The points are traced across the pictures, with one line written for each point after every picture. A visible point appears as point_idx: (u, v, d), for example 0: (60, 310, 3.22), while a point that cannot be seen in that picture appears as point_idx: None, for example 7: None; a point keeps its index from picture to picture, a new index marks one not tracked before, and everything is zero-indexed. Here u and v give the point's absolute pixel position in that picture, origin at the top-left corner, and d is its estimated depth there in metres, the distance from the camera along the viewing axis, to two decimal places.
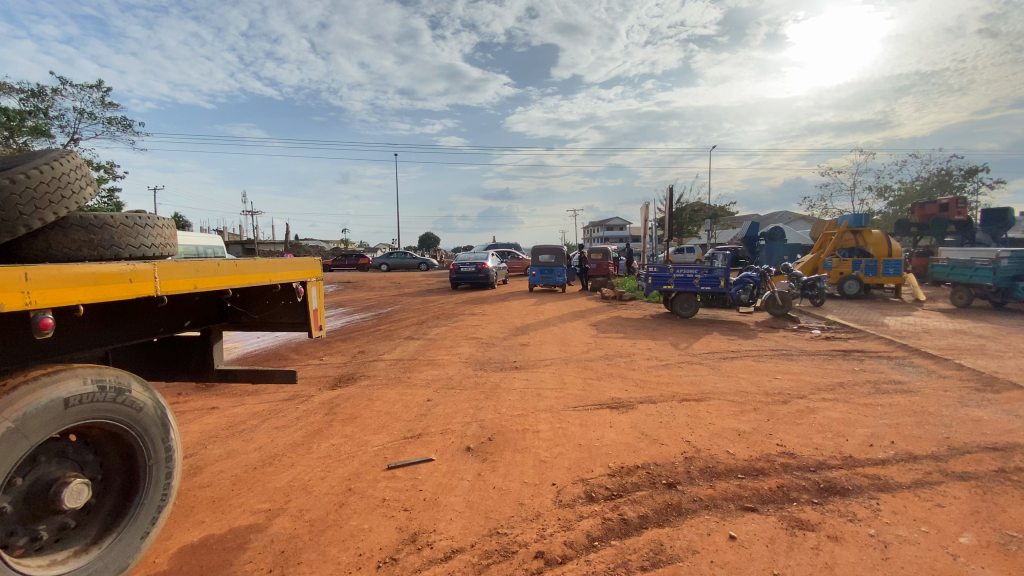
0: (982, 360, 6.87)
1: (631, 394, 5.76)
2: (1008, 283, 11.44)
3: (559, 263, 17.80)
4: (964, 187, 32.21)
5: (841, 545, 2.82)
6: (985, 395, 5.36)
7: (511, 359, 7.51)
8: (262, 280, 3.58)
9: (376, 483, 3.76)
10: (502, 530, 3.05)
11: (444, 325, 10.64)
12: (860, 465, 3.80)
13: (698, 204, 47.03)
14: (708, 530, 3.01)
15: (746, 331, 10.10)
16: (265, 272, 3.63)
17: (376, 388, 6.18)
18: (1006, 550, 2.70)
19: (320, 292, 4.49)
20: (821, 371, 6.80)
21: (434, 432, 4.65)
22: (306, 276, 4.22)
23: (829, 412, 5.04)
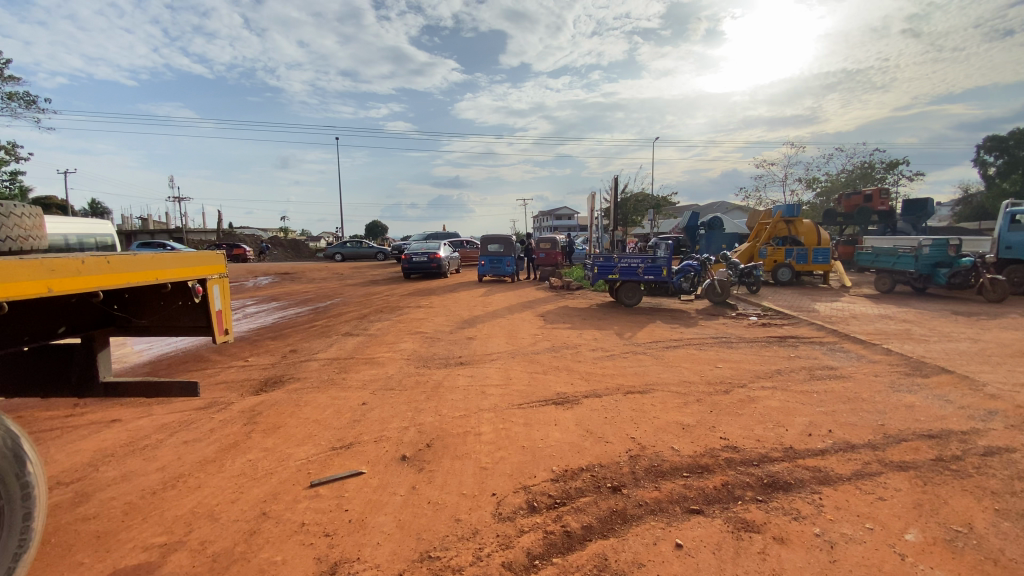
0: (905, 344, 7.26)
1: (578, 388, 5.60)
2: (929, 269, 12.23)
3: (508, 252, 17.53)
4: (883, 179, 34.71)
5: (787, 548, 2.74)
6: (914, 380, 5.60)
7: (455, 354, 7.19)
8: (147, 278, 3.19)
9: (296, 505, 3.35)
10: (434, 554, 2.77)
11: (387, 318, 10.14)
12: (800, 457, 3.79)
13: (643, 194, 48.15)
14: (654, 539, 2.86)
15: (688, 319, 10.28)
16: (150, 269, 3.24)
17: (306, 391, 5.68)
18: (952, 548, 2.69)
19: (223, 292, 4.47)
20: (759, 358, 6.95)
21: (366, 440, 4.27)
22: (206, 275, 4.11)
23: (768, 400, 5.09)
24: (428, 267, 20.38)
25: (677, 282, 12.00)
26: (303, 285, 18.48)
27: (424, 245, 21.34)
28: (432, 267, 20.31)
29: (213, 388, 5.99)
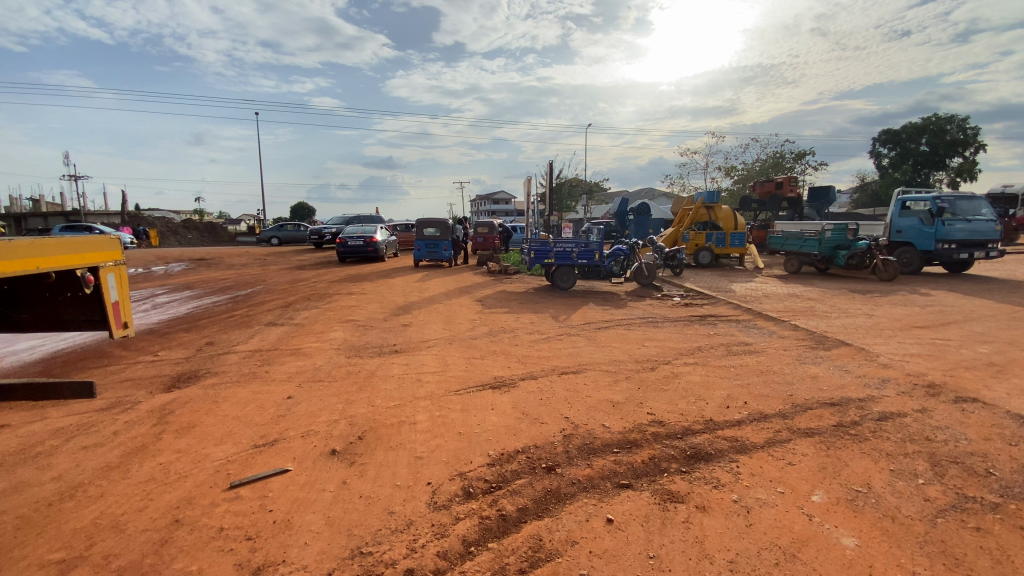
0: (810, 320, 7.95)
1: (514, 372, 5.63)
2: (830, 252, 13.41)
3: (443, 237, 17.22)
4: (792, 169, 37.61)
5: (709, 515, 2.92)
6: (818, 353, 6.15)
7: (389, 342, 6.98)
8: (33, 265, 3.41)
9: (214, 509, 3.11)
10: (367, 549, 2.67)
11: (315, 306, 9.65)
12: (720, 428, 4.04)
13: (576, 179, 49.02)
14: (586, 516, 2.93)
15: (618, 301, 10.64)
16: (37, 256, 3.46)
17: (225, 386, 5.28)
18: (852, 506, 2.98)
19: (118, 280, 4.42)
20: (683, 336, 7.34)
21: (292, 436, 4.03)
22: (91, 261, 4.06)
23: (690, 376, 5.39)
24: (364, 250, 19.77)
25: (608, 266, 12.39)
26: (221, 271, 17.17)
27: (359, 228, 20.59)
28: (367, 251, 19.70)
29: (116, 387, 5.42)
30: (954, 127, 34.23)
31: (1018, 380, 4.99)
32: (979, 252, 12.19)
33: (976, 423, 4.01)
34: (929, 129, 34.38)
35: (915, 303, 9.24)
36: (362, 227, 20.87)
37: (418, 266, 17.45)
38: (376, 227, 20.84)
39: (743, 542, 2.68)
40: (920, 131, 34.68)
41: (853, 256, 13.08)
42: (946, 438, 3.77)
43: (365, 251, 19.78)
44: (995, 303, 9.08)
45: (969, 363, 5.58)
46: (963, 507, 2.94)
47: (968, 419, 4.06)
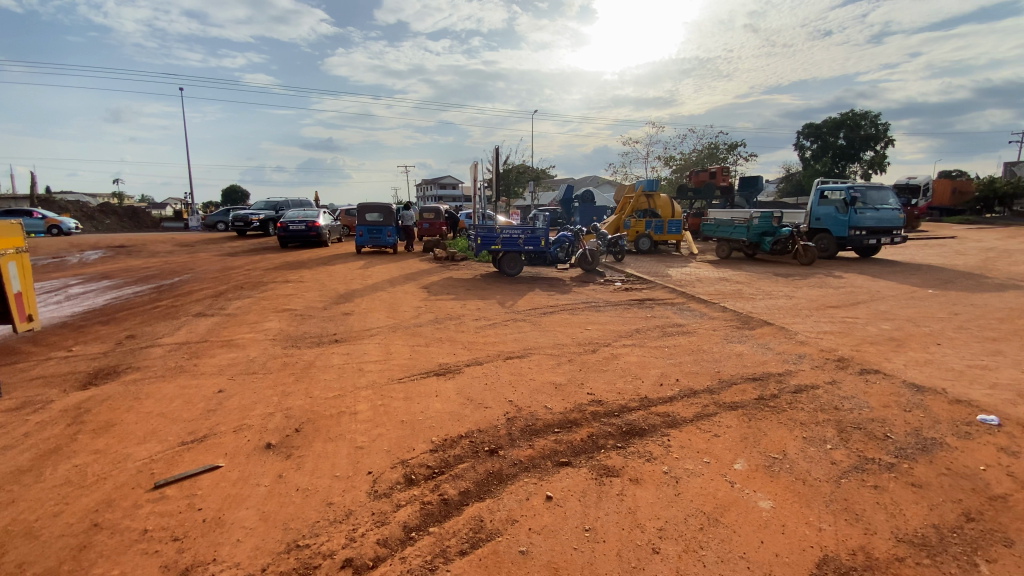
0: (738, 302, 8.47)
1: (459, 358, 5.63)
2: (757, 238, 14.28)
3: (387, 223, 16.79)
4: (725, 159, 39.52)
5: (641, 487, 3.07)
6: (743, 332, 6.58)
7: (330, 331, 6.77)
8: None
9: (137, 510, 2.92)
10: (304, 542, 2.61)
11: (250, 295, 9.18)
12: (654, 404, 4.25)
13: (522, 165, 49.12)
14: (526, 495, 3.01)
15: (562, 286, 10.85)
16: None
17: (148, 381, 4.93)
18: (768, 471, 3.23)
19: (20, 267, 4.49)
20: (622, 319, 7.62)
21: (224, 431, 3.84)
22: None
23: (628, 356, 5.62)
24: (307, 236, 19.18)
25: (554, 253, 12.60)
26: (144, 259, 15.92)
27: (300, 214, 19.81)
28: (311, 236, 19.16)
29: (22, 385, 4.93)
30: (868, 122, 37.09)
31: (913, 353, 5.57)
32: (885, 238, 13.38)
33: (877, 392, 4.45)
34: (847, 124, 37.09)
35: (831, 285, 10.05)
36: (303, 211, 20.17)
37: (361, 252, 16.94)
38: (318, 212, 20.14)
39: (672, 510, 2.84)
40: (838, 125, 37.31)
41: (777, 242, 13.99)
42: (852, 406, 4.15)
43: (309, 236, 19.18)
44: (898, 284, 10.04)
45: (874, 338, 6.16)
46: (864, 467, 3.26)
47: (871, 389, 4.49)
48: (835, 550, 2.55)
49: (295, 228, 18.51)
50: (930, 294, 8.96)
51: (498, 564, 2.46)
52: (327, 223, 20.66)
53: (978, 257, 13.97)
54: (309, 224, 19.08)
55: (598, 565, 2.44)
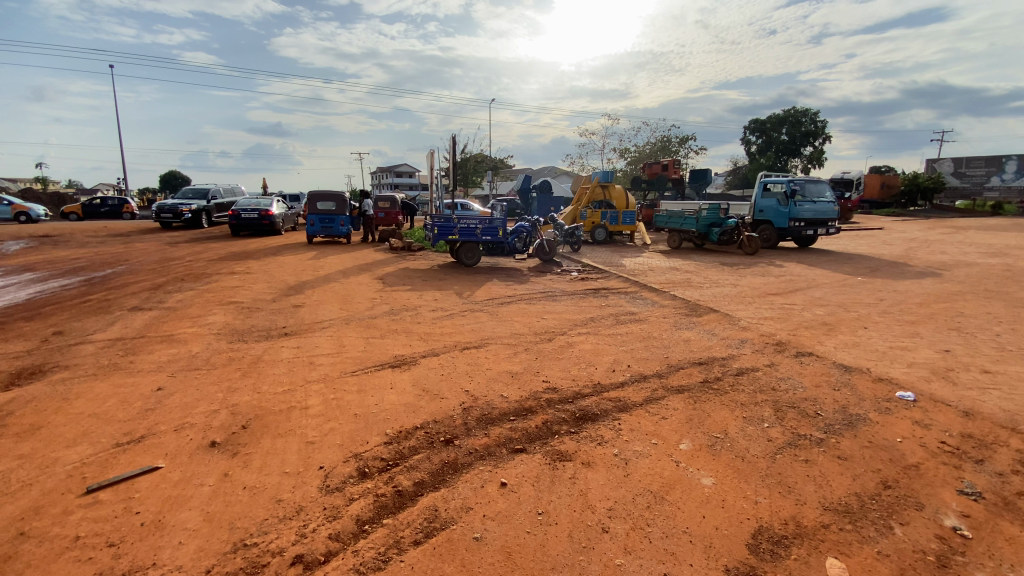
0: (687, 290, 8.81)
1: (415, 349, 5.59)
2: (706, 229, 14.83)
3: (340, 212, 16.29)
4: (677, 152, 40.72)
5: (593, 469, 3.17)
6: (691, 319, 6.87)
7: (279, 324, 6.54)
8: None
9: (67, 517, 2.75)
10: (251, 540, 2.54)
11: (192, 287, 8.71)
12: (606, 390, 4.37)
13: (479, 154, 48.76)
14: (481, 483, 3.04)
15: (520, 276, 10.91)
16: None
17: (78, 380, 4.61)
18: (711, 450, 3.40)
19: None
20: (577, 307, 7.77)
21: (164, 430, 3.66)
22: None
23: (583, 344, 5.75)
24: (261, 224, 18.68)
25: (511, 243, 12.63)
26: (72, 249, 14.79)
27: (254, 201, 19.28)
28: (264, 224, 18.68)
29: None
30: (808, 119, 39.06)
31: (843, 336, 5.99)
32: (821, 229, 14.24)
33: (811, 373, 4.77)
34: (789, 120, 38.95)
35: (772, 273, 10.60)
36: (254, 198, 19.55)
37: (312, 242, 16.33)
38: (273, 201, 19.60)
39: (621, 490, 2.95)
40: (781, 121, 39.11)
41: (724, 233, 14.60)
42: (788, 387, 4.43)
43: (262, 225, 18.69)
44: (831, 272, 10.72)
45: (809, 323, 6.57)
46: (797, 443, 3.49)
47: (805, 371, 4.80)
48: (769, 520, 2.73)
49: (247, 217, 18.23)
50: (860, 281, 9.63)
51: (453, 552, 2.48)
52: (279, 211, 19.96)
53: (902, 246, 15.10)
54: (263, 212, 18.63)
55: (550, 546, 2.51)
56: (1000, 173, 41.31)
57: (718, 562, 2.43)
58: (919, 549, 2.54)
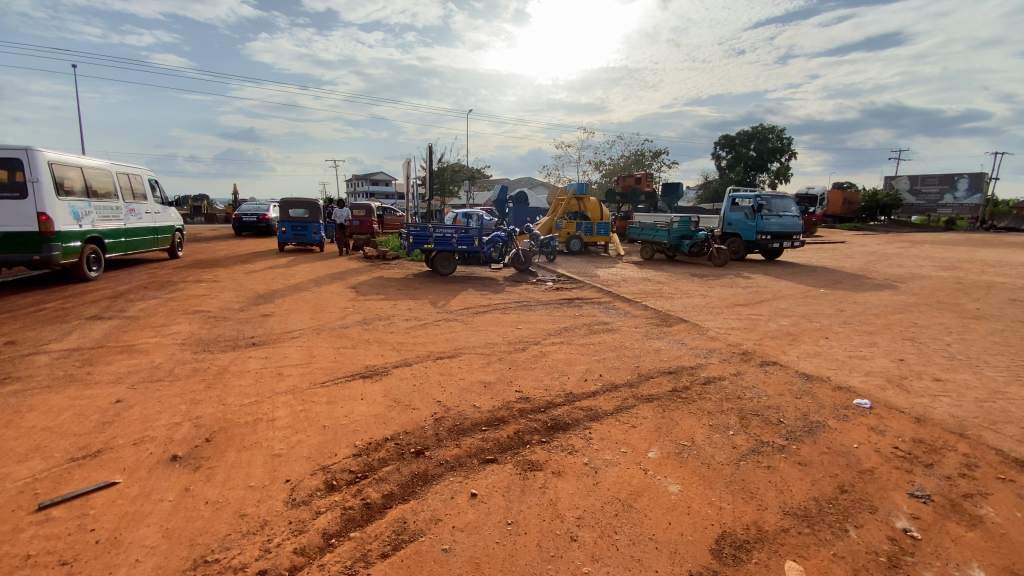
0: (659, 300, 9.01)
1: (387, 359, 5.54)
2: (677, 241, 15.17)
3: (313, 220, 16.01)
4: (651, 165, 41.51)
5: (562, 478, 3.21)
6: (661, 329, 7.02)
7: (246, 334, 6.40)
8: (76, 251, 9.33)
9: (15, 535, 2.61)
10: (212, 557, 2.47)
11: (156, 296, 8.45)
12: (578, 399, 4.42)
13: (458, 164, 48.87)
14: (451, 494, 3.04)
15: (495, 286, 10.95)
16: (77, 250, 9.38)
17: (29, 393, 4.38)
18: (677, 458, 3.47)
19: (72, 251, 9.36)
20: (552, 317, 7.83)
21: (121, 444, 3.52)
22: None
23: (556, 354, 5.80)
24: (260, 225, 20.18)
25: (488, 252, 12.50)
26: None
27: (253, 204, 21.01)
28: (264, 227, 20.20)
29: None
30: (774, 136, 40.44)
31: (806, 345, 6.21)
32: (786, 243, 14.79)
33: (774, 381, 4.92)
34: (756, 137, 40.40)
35: (740, 285, 10.91)
36: (257, 202, 21.45)
37: (281, 250, 15.93)
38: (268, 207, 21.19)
39: (590, 499, 2.99)
40: (749, 138, 40.53)
41: (695, 245, 14.96)
42: (753, 395, 4.56)
43: (263, 228, 20.34)
44: (796, 284, 11.09)
45: (773, 333, 6.78)
46: (760, 450, 3.59)
47: (769, 379, 4.97)
48: (731, 526, 2.80)
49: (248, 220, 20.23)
50: (822, 293, 9.99)
51: (420, 564, 2.47)
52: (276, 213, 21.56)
53: (861, 260, 15.75)
54: (262, 217, 20.26)
55: (518, 556, 2.52)
56: (953, 190, 43.78)
57: (682, 567, 2.49)
58: (871, 551, 2.65)
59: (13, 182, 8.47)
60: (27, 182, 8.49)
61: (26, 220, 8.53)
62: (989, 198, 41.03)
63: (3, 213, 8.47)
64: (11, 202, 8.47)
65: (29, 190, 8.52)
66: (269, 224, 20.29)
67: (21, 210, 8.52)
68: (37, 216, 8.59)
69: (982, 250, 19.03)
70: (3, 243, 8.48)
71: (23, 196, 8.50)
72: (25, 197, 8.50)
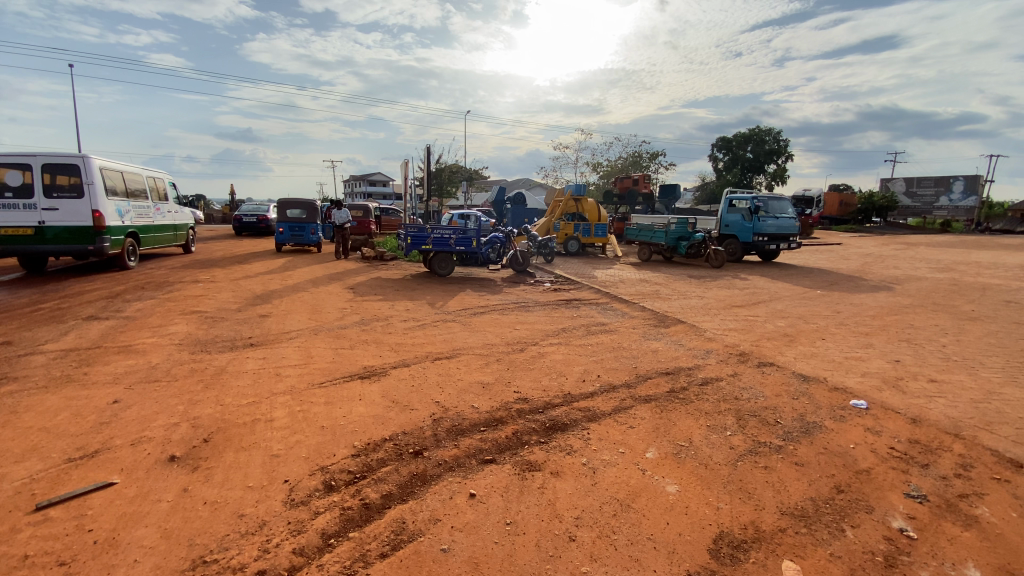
0: (656, 301, 9.05)
1: (385, 359, 5.54)
2: (674, 242, 15.19)
3: (310, 220, 16.03)
4: (649, 167, 41.65)
5: (561, 479, 3.21)
6: (658, 329, 7.06)
7: (244, 334, 6.39)
8: (120, 244, 10.90)
9: (14, 535, 2.61)
10: (211, 557, 2.47)
11: (153, 296, 8.43)
12: (576, 400, 4.43)
13: (455, 165, 48.92)
14: (450, 494, 3.04)
15: (493, 287, 10.97)
16: (120, 243, 10.94)
17: (26, 394, 4.36)
18: (675, 459, 3.48)
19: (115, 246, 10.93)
20: (550, 318, 7.85)
21: (119, 445, 3.51)
22: None
23: (554, 354, 5.82)
24: (260, 225, 20.31)
25: (486, 253, 12.56)
26: None
27: (253, 204, 21.09)
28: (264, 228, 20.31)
29: None
30: (771, 138, 40.58)
31: (803, 347, 6.24)
32: (784, 244, 14.81)
33: (771, 382, 4.95)
34: (753, 138, 40.57)
35: (736, 286, 10.96)
36: (256, 203, 21.54)
37: (281, 250, 15.91)
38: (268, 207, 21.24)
39: (588, 499, 3.00)
40: (746, 140, 40.71)
41: (691, 247, 15.02)
42: (750, 396, 4.58)
43: (263, 229, 20.45)
44: (793, 286, 11.14)
45: (770, 334, 6.81)
46: (757, 451, 3.61)
47: (766, 380, 4.98)
48: (729, 526, 2.82)
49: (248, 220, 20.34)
50: (819, 294, 10.04)
51: (419, 564, 2.47)
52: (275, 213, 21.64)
53: (857, 261, 15.82)
54: (262, 218, 20.37)
55: (517, 556, 2.53)
56: (948, 193, 43.81)
57: (680, 567, 2.50)
58: (868, 551, 2.67)
59: (71, 184, 9.91)
60: (83, 184, 9.97)
61: (83, 217, 10.03)
62: (984, 199, 41.22)
63: (63, 212, 9.93)
64: (69, 201, 9.92)
65: (84, 191, 10.00)
66: (269, 225, 20.37)
67: (77, 209, 9.99)
68: (92, 213, 10.10)
69: (976, 252, 19.12)
70: (62, 236, 9.99)
71: (80, 196, 9.96)
72: (81, 197, 9.98)
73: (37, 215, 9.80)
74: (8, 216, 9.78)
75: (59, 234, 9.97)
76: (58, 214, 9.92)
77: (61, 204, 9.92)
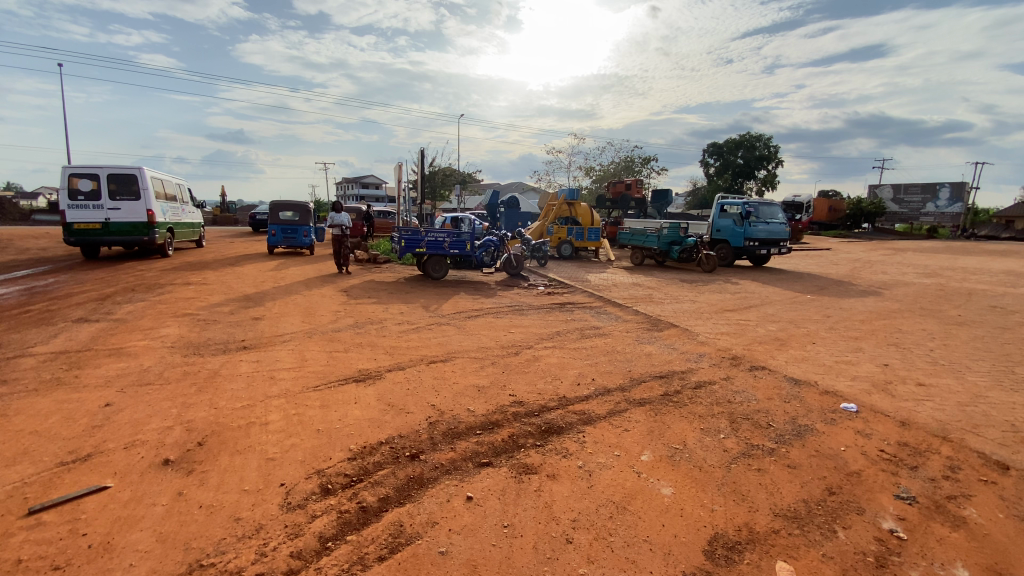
0: (649, 305, 9.14)
1: (380, 363, 5.53)
2: (667, 246, 15.23)
3: (303, 223, 15.93)
4: (642, 172, 41.91)
5: (558, 481, 3.24)
6: (652, 333, 7.13)
7: (237, 337, 6.34)
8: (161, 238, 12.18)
9: (6, 539, 2.58)
10: (207, 562, 2.46)
11: (144, 298, 8.36)
12: (571, 403, 4.46)
13: (448, 168, 48.95)
14: (447, 497, 3.05)
15: (487, 290, 10.98)
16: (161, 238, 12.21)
17: (16, 397, 4.30)
18: (671, 461, 3.52)
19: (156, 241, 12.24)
20: (545, 322, 7.88)
21: (112, 448, 3.48)
22: None
23: (548, 358, 5.85)
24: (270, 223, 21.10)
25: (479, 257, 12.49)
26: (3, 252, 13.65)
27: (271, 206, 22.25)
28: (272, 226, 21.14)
29: None
30: (761, 145, 41.16)
31: (793, 351, 6.32)
32: (774, 249, 14.99)
33: (764, 386, 4.99)
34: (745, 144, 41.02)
35: (728, 291, 11.06)
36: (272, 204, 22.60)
37: (273, 253, 15.82)
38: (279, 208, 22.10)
39: (584, 502, 3.02)
40: (737, 146, 41.07)
41: (684, 251, 15.10)
42: (743, 399, 4.64)
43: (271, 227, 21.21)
44: (783, 290, 11.29)
45: (762, 338, 6.90)
46: (750, 453, 3.66)
47: (758, 383, 5.04)
48: (723, 527, 2.86)
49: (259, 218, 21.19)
50: (809, 299, 10.16)
51: (417, 566, 2.48)
52: None
53: (846, 266, 16.03)
54: None
55: (515, 558, 2.55)
56: (935, 200, 44.69)
57: (676, 568, 2.53)
58: (859, 551, 2.72)
59: (129, 189, 11.28)
60: (140, 189, 11.35)
61: (140, 216, 11.45)
62: (968, 207, 42.09)
63: (123, 211, 11.29)
64: (129, 203, 11.30)
65: (142, 194, 11.39)
66: None
67: (135, 209, 11.38)
68: (147, 212, 11.52)
69: (961, 258, 19.52)
70: (121, 232, 11.36)
71: (138, 198, 11.36)
72: (139, 199, 11.37)
73: (104, 214, 11.17)
74: (77, 215, 11.04)
75: (121, 230, 11.34)
76: (120, 213, 11.29)
77: (123, 205, 11.28)
